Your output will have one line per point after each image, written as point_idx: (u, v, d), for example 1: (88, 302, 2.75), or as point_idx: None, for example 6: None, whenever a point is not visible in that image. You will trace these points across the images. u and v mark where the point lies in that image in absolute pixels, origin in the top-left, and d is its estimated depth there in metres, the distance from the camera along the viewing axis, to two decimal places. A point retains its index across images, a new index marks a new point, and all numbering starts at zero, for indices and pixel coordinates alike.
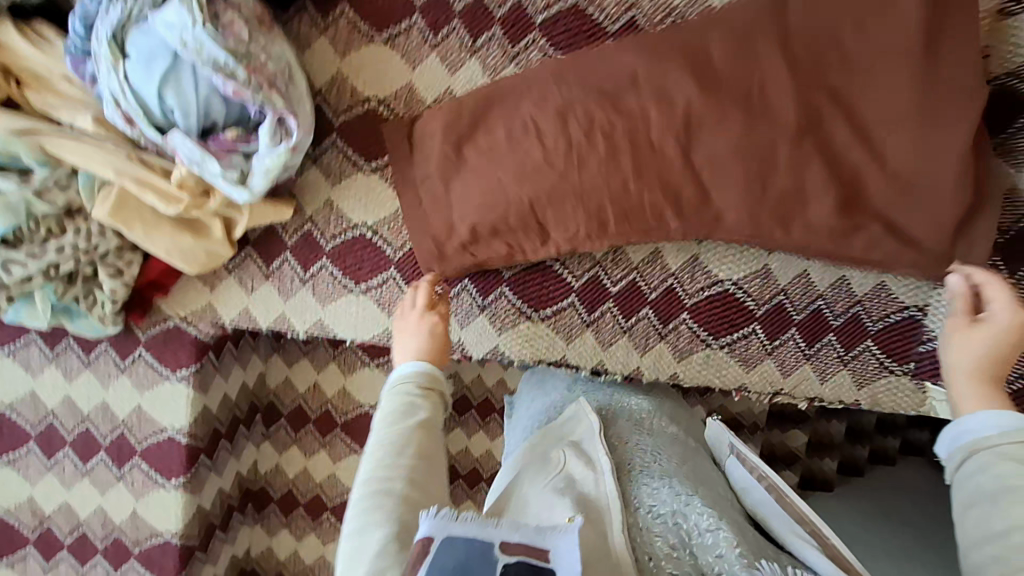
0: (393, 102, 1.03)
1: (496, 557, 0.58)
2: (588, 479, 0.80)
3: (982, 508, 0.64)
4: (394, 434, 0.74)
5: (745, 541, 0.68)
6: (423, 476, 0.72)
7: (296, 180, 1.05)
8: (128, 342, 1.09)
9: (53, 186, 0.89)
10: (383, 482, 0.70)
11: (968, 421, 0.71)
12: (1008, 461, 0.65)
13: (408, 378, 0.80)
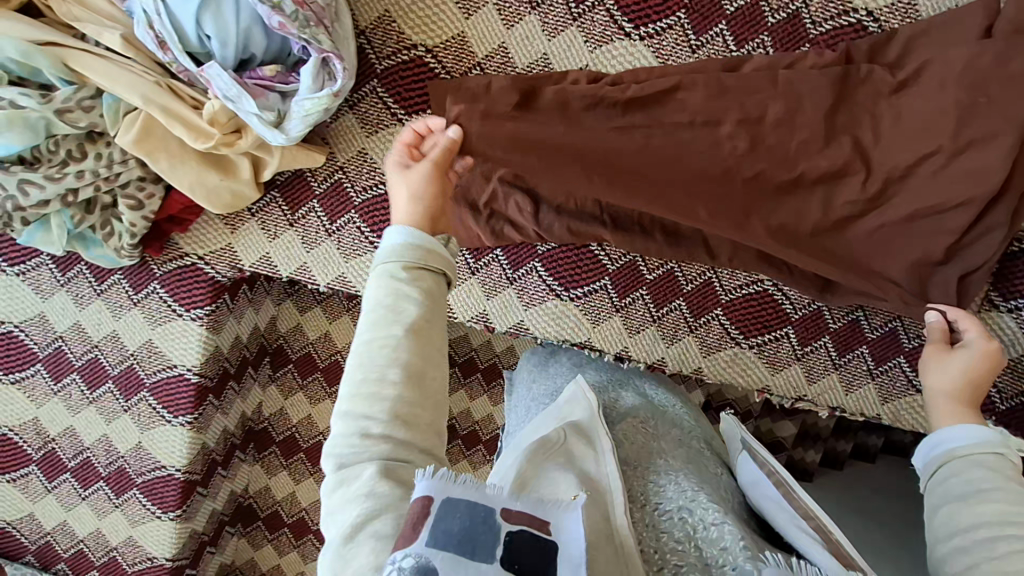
0: (441, 52, 0.96)
1: (499, 525, 0.52)
2: (588, 460, 0.76)
3: (956, 507, 0.61)
4: (379, 337, 0.62)
5: (750, 537, 0.66)
6: (419, 386, 0.62)
7: (330, 126, 0.99)
8: (142, 274, 1.05)
9: (75, 107, 0.83)
10: (373, 396, 0.61)
11: (947, 433, 0.68)
12: (982, 468, 0.63)
13: (393, 262, 0.65)
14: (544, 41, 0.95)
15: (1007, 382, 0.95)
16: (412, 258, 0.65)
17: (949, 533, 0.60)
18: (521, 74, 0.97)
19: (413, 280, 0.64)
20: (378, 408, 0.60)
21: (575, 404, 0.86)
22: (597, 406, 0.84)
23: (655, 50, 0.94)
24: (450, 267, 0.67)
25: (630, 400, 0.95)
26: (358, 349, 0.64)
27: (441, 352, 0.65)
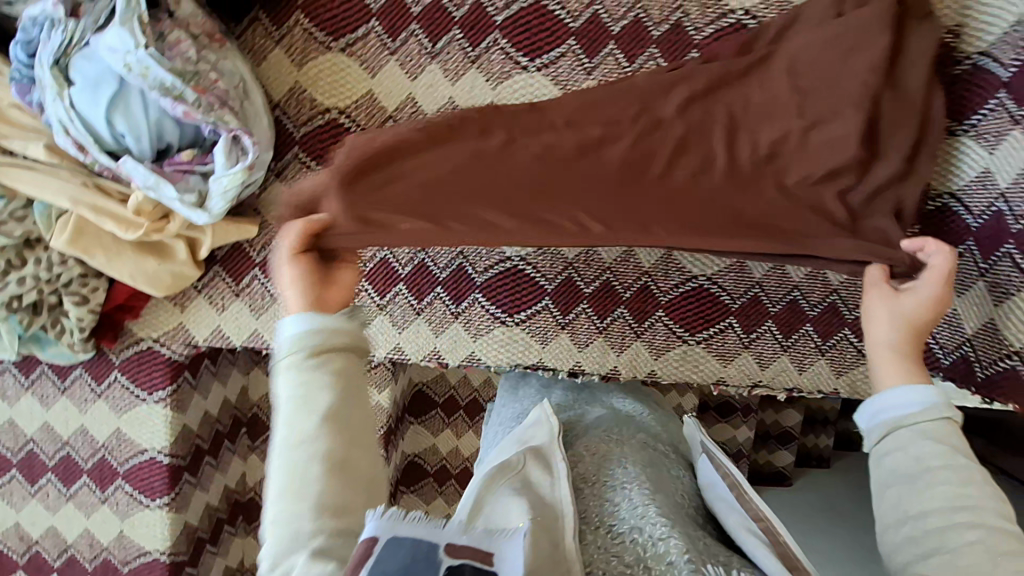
0: (354, 111, 1.02)
1: (441, 559, 0.53)
2: (544, 483, 0.76)
3: (902, 491, 0.59)
4: (298, 424, 0.58)
5: (694, 546, 0.66)
6: (341, 475, 0.56)
7: (260, 197, 1.03)
8: (102, 366, 1.08)
9: (8, 218, 0.88)
10: (296, 496, 0.55)
11: (892, 397, 0.64)
12: (926, 435, 0.60)
13: (298, 351, 0.60)
14: (447, 87, 1.01)
15: (946, 337, 0.95)
16: (306, 346, 0.60)
17: (897, 520, 0.58)
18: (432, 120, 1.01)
19: (322, 364, 0.59)
20: (307, 498, 0.55)
21: (537, 428, 0.88)
22: (557, 428, 0.87)
23: (552, 78, 0.99)
24: (363, 342, 0.62)
25: (585, 419, 0.95)
26: (279, 442, 0.58)
27: (369, 431, 0.60)
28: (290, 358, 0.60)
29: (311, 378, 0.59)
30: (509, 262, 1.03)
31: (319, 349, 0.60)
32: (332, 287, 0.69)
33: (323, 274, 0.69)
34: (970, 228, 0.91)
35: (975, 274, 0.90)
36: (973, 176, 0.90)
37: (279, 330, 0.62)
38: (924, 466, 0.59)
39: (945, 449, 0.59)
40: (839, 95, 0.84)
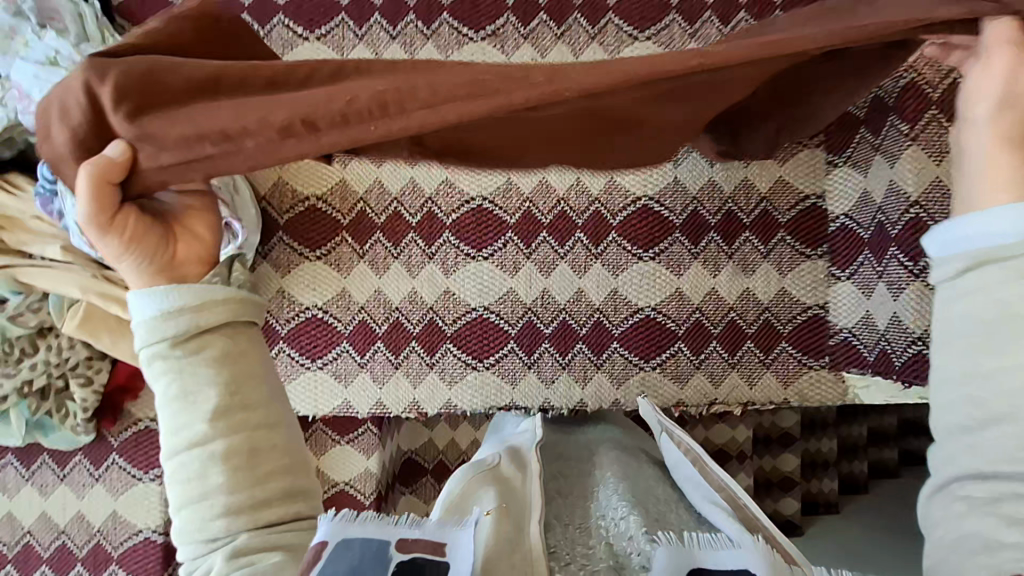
0: (329, 197, 1.17)
1: (392, 554, 0.65)
2: (517, 478, 0.86)
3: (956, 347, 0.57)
4: (184, 407, 0.64)
5: (652, 521, 0.75)
6: (244, 452, 0.64)
7: (249, 277, 1.16)
8: (101, 449, 1.15)
9: (26, 310, 0.99)
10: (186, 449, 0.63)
11: (979, 225, 0.57)
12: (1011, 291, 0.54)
13: (161, 334, 0.63)
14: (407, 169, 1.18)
15: (866, 335, 1.09)
16: (181, 328, 0.63)
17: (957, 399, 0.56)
18: (396, 198, 1.17)
19: (196, 346, 0.64)
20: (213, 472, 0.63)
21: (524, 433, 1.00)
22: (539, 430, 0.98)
23: None
24: (240, 308, 0.66)
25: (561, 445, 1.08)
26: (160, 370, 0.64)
27: (261, 404, 0.66)
28: (151, 346, 0.64)
29: (174, 359, 0.63)
30: (475, 312, 1.16)
31: (195, 326, 0.64)
32: (181, 240, 0.68)
33: (159, 231, 0.66)
34: (864, 237, 1.09)
35: (875, 275, 1.06)
36: (857, 198, 1.09)
37: (138, 307, 0.64)
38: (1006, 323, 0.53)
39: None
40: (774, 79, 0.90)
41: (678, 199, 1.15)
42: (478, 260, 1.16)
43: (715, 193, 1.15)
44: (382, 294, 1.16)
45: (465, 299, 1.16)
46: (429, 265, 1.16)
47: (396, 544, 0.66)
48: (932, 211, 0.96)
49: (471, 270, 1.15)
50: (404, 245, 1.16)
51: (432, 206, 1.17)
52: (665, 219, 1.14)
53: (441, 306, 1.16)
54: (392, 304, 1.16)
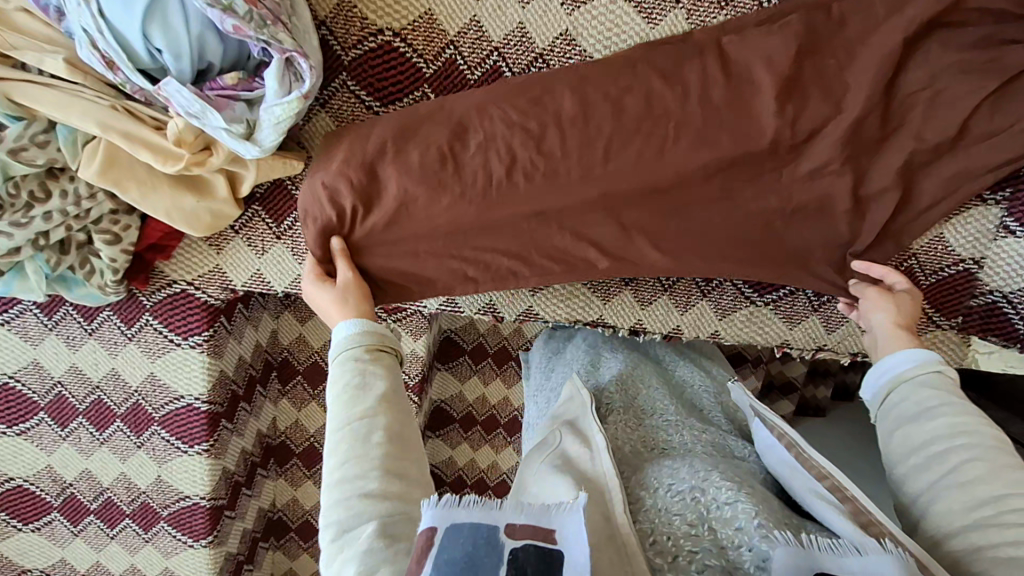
0: (410, 34, 0.89)
1: (502, 541, 0.53)
2: (584, 459, 0.76)
3: (908, 428, 0.69)
4: (357, 409, 0.69)
5: (765, 508, 0.63)
6: (402, 444, 0.68)
7: (303, 129, 0.93)
8: (132, 308, 1.02)
9: (29, 144, 0.77)
10: (345, 450, 0.67)
11: (890, 362, 0.76)
12: (931, 389, 0.71)
13: (351, 346, 0.75)
14: (517, 10, 0.88)
15: None
16: (375, 336, 0.76)
17: (904, 455, 0.68)
18: (498, 48, 0.90)
19: (371, 359, 0.75)
20: (369, 467, 0.65)
21: (572, 403, 0.90)
22: (589, 399, 0.88)
23: (638, 6, 0.88)
24: (398, 342, 0.79)
25: (622, 382, 0.96)
26: (334, 390, 0.72)
27: (412, 420, 0.73)
28: (343, 354, 0.75)
29: (355, 371, 0.72)
30: None
31: (382, 336, 0.77)
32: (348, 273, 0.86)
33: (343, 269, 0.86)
34: None
35: None
36: None
37: (338, 332, 0.77)
38: (929, 418, 0.68)
39: (965, 419, 0.67)
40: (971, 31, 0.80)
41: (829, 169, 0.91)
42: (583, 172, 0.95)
43: None
44: None
45: None
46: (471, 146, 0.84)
47: (507, 530, 0.54)
48: None
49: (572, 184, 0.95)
50: None
51: (543, 66, 0.91)
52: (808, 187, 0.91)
53: None
54: None
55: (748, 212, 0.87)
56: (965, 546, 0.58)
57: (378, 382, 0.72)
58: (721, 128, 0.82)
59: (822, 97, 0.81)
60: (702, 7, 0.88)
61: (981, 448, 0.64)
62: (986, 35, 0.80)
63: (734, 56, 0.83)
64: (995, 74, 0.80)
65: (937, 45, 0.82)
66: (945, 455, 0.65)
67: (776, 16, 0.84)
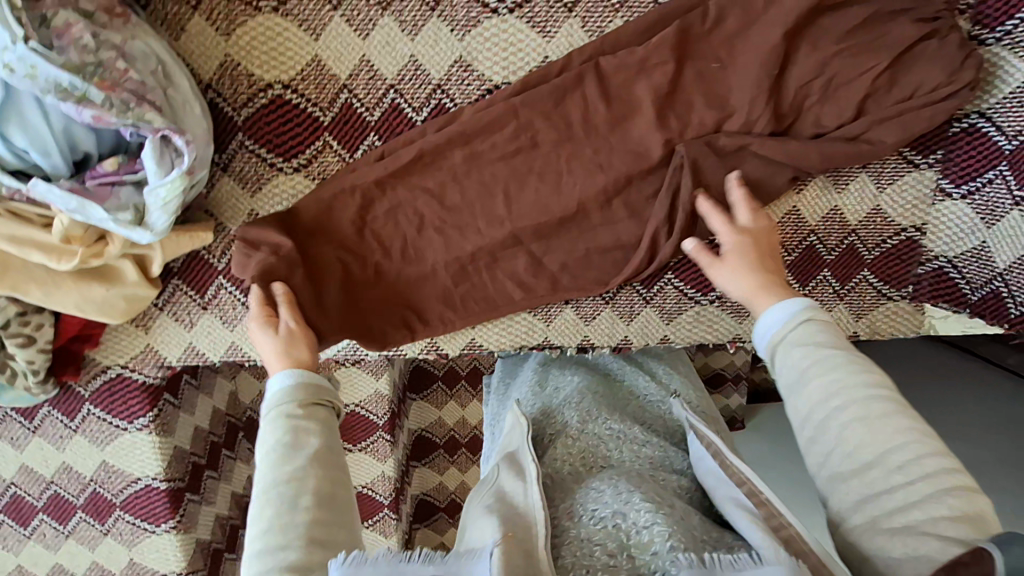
0: (300, 85, 0.86)
1: None
2: (515, 493, 0.72)
3: (794, 400, 0.64)
4: (285, 469, 0.66)
5: (681, 530, 0.63)
6: (328, 509, 0.65)
7: (207, 196, 0.90)
8: (71, 400, 1.00)
9: None
10: (268, 517, 0.64)
11: (763, 321, 0.70)
12: (798, 346, 0.66)
13: (283, 403, 0.71)
14: (406, 42, 0.85)
15: (973, 269, 0.94)
16: (309, 388, 0.73)
17: (800, 427, 0.64)
18: (393, 85, 0.87)
19: (305, 417, 0.71)
20: (291, 535, 0.62)
21: (513, 432, 0.88)
22: (525, 425, 0.86)
23: (529, 21, 0.84)
24: (338, 398, 0.75)
25: (575, 398, 0.94)
26: (263, 451, 0.68)
27: (347, 479, 0.69)
28: (276, 410, 0.71)
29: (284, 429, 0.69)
30: None
31: (318, 388, 0.74)
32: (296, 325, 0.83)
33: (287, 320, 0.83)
34: (1003, 148, 0.86)
35: (1008, 201, 0.86)
36: (1009, 92, 0.84)
37: (274, 384, 0.74)
38: (800, 385, 0.64)
39: (837, 375, 0.62)
40: (852, 13, 0.81)
41: None
42: None
43: (796, 225, 0.95)
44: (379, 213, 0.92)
45: None
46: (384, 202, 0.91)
47: None
48: None
49: None
50: None
51: (443, 97, 0.88)
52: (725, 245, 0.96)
53: None
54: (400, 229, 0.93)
55: (655, 220, 0.91)
56: (861, 519, 0.57)
57: (310, 441, 0.68)
58: (614, 144, 0.88)
59: (710, 102, 0.86)
60: (596, 13, 0.84)
61: (858, 406, 0.60)
62: (869, 10, 0.80)
63: (611, 75, 0.86)
64: (883, 47, 0.81)
65: (821, 22, 0.82)
66: (826, 424, 0.61)
67: (658, 22, 0.84)
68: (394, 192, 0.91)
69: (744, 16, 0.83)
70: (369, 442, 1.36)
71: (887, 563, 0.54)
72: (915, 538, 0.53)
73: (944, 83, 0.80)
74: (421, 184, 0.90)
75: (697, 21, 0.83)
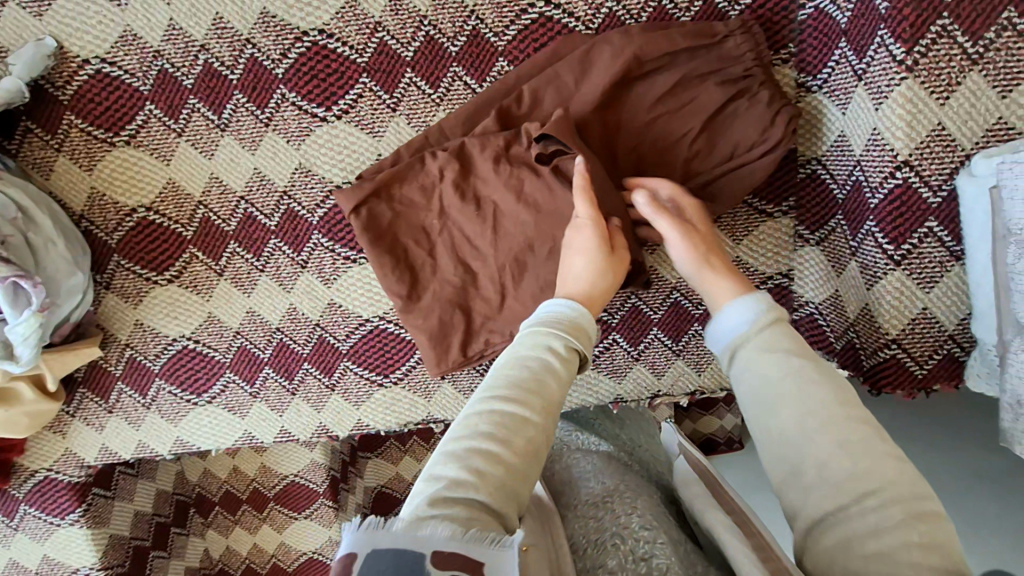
0: (161, 206, 0.93)
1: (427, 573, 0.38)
2: None
3: (760, 411, 0.51)
4: (503, 394, 0.52)
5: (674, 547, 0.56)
6: (524, 465, 0.49)
7: (96, 313, 0.97)
8: (8, 502, 1.10)
9: None
10: (468, 430, 0.50)
11: (719, 324, 0.58)
12: (750, 354, 0.54)
13: (549, 329, 0.58)
14: (249, 157, 0.91)
15: (834, 318, 0.85)
16: (586, 324, 0.60)
17: (766, 441, 0.50)
18: (244, 196, 0.92)
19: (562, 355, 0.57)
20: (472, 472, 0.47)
21: None
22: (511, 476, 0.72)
23: (357, 124, 0.88)
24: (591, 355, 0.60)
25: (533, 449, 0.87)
26: (502, 367, 0.55)
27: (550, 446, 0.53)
28: (538, 330, 0.58)
29: (540, 360, 0.55)
30: (368, 323, 0.97)
31: (579, 332, 0.59)
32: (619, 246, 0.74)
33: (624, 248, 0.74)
34: (837, 197, 0.80)
35: (847, 249, 0.80)
36: (833, 139, 0.79)
37: (547, 311, 0.60)
38: (754, 398, 0.52)
39: (809, 392, 0.49)
40: (659, 80, 0.81)
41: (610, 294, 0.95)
42: (361, 262, 0.95)
43: (658, 284, 0.94)
44: (257, 314, 0.98)
45: (355, 310, 0.97)
46: (263, 278, 0.96)
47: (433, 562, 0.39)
48: (924, 174, 0.68)
49: (354, 274, 0.95)
50: (267, 255, 0.95)
51: (292, 201, 0.92)
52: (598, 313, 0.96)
53: (249, 329, 0.98)
54: (272, 326, 0.98)
55: None
56: (831, 544, 0.44)
57: (550, 383, 0.54)
58: None
59: None
60: (419, 108, 0.88)
61: (833, 427, 0.47)
62: (679, 77, 0.80)
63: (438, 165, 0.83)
64: (696, 110, 0.80)
65: (635, 92, 0.81)
66: (803, 440, 0.47)
67: (480, 108, 0.85)
68: (261, 288, 0.97)
69: (558, 94, 0.82)
70: (312, 510, 1.39)
71: None
72: (893, 569, 0.40)
73: (757, 140, 0.80)
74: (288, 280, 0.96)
75: (513, 105, 0.83)
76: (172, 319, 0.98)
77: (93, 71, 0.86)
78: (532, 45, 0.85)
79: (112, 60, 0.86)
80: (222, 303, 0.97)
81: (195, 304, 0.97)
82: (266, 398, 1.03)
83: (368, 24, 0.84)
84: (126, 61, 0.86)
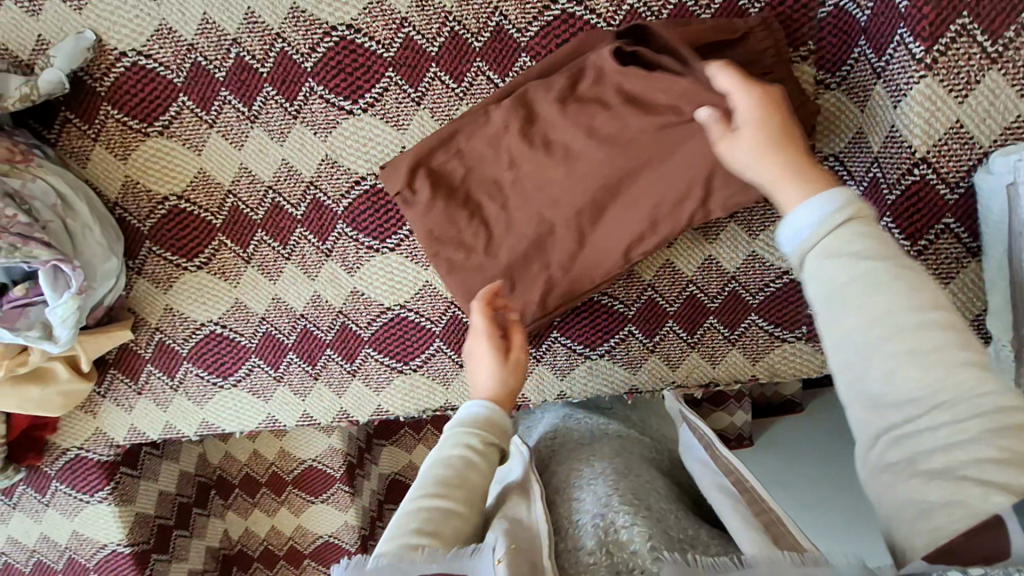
0: (191, 195, 0.96)
1: None
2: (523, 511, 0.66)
3: (840, 319, 0.51)
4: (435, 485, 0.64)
5: (658, 530, 0.61)
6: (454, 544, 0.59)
7: (127, 297, 1.01)
8: (41, 478, 1.15)
9: None
10: (402, 528, 0.59)
11: (793, 220, 0.55)
12: (837, 258, 0.52)
13: (471, 424, 0.71)
14: (277, 148, 0.93)
15: None
16: (501, 419, 0.73)
17: (841, 348, 0.52)
18: (271, 186, 0.95)
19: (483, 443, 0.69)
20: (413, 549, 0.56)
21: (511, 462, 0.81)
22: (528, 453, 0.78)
23: (382, 117, 0.91)
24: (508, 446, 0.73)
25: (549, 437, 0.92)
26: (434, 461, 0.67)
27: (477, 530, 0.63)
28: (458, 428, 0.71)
29: (460, 455, 0.67)
30: (390, 311, 1.00)
31: (497, 425, 0.72)
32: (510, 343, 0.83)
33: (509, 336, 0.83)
34: None
35: None
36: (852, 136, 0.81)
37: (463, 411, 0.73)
38: (841, 305, 0.51)
39: (898, 296, 0.49)
40: None
41: (626, 286, 0.97)
42: (383, 251, 0.97)
43: (674, 277, 0.96)
44: (282, 300, 1.01)
45: (378, 298, 0.99)
46: (288, 266, 0.99)
47: None
48: (942, 170, 0.69)
49: (376, 263, 0.97)
50: (293, 243, 0.98)
51: (318, 191, 0.95)
52: (615, 306, 0.98)
53: (274, 315, 1.01)
54: (296, 312, 1.01)
55: None
56: (898, 457, 0.49)
57: (473, 471, 0.66)
58: None
59: None
60: (443, 102, 0.90)
61: (919, 334, 0.48)
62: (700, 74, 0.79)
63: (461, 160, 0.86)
64: None
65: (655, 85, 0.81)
66: (884, 348, 0.49)
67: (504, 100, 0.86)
68: (286, 274, 0.99)
69: None
70: (330, 494, 1.41)
71: (919, 506, 0.47)
72: (951, 483, 0.46)
73: None
74: (313, 268, 0.99)
75: None
76: (200, 303, 1.01)
77: (130, 63, 0.89)
78: (555, 40, 0.86)
79: (147, 53, 0.89)
80: (248, 289, 1.00)
81: (222, 289, 1.00)
82: (288, 382, 1.06)
83: (394, 20, 0.86)
84: (161, 54, 0.89)
